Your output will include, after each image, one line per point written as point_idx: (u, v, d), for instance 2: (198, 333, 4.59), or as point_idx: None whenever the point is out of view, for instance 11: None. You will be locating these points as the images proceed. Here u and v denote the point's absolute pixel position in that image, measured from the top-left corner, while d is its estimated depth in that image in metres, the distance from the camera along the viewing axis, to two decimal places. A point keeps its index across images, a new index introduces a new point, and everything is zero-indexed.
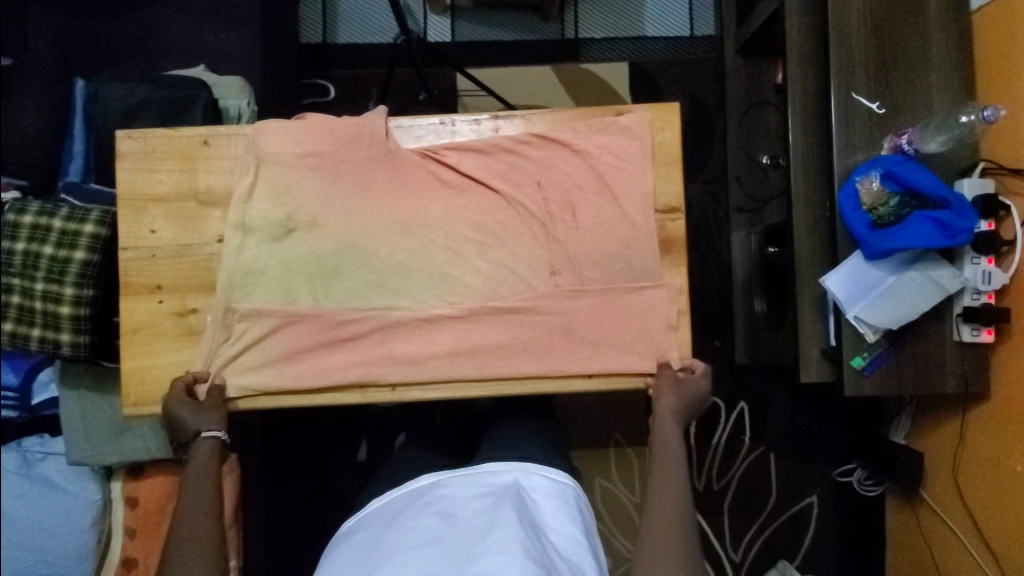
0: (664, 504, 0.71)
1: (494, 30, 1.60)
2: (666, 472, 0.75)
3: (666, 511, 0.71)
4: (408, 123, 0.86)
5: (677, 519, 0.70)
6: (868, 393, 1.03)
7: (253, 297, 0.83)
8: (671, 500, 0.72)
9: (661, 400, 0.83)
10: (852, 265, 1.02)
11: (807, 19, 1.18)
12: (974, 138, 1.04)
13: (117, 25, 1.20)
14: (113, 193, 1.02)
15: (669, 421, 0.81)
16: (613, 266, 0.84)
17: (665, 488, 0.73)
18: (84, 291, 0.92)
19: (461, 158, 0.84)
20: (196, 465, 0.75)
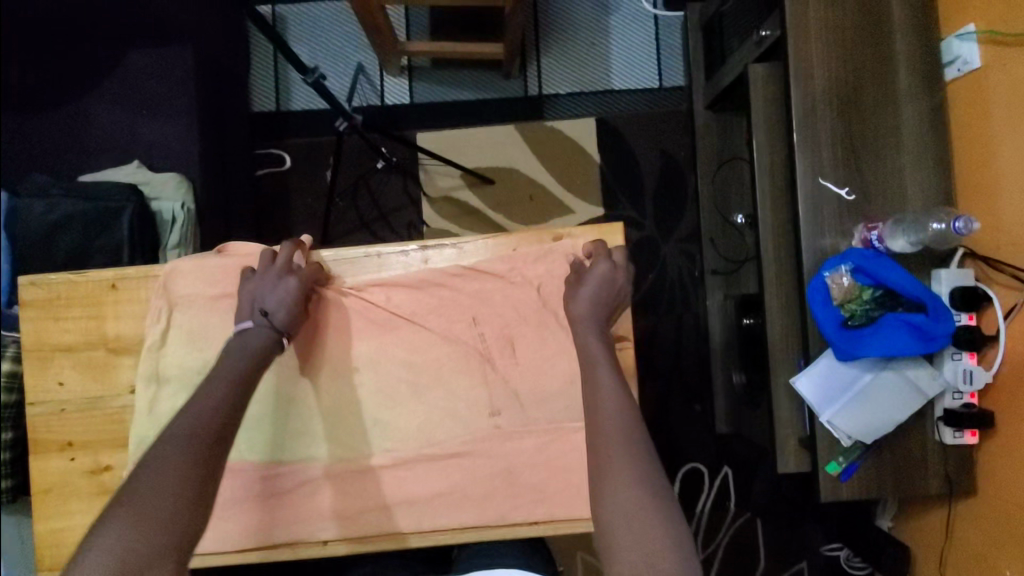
0: (636, 516, 0.55)
1: (454, 90, 1.54)
2: (622, 469, 0.58)
3: (642, 529, 0.55)
4: (332, 257, 0.81)
5: (659, 527, 0.55)
6: (846, 498, 0.98)
7: None
8: (642, 510, 0.56)
9: (594, 369, 0.66)
10: (824, 366, 0.96)
11: (773, 87, 1.11)
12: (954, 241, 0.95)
13: (47, 121, 1.14)
14: None
15: (612, 392, 0.64)
16: (559, 405, 0.78)
17: (631, 490, 0.57)
18: (3, 434, 0.86)
19: (387, 293, 0.80)
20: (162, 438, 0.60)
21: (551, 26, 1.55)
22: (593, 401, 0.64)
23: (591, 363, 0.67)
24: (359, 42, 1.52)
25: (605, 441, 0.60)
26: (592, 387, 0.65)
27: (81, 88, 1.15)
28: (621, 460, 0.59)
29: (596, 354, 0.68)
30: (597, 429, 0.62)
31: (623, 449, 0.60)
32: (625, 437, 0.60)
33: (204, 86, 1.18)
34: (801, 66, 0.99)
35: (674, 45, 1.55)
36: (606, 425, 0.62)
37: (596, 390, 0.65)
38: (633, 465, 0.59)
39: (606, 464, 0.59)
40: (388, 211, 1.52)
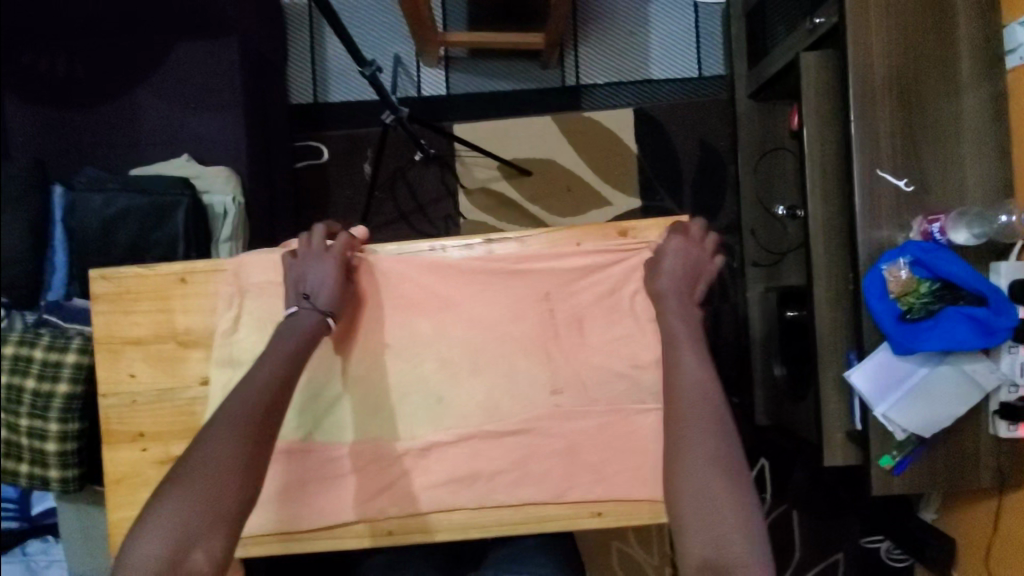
0: (711, 504, 0.57)
1: (490, 81, 1.53)
2: (701, 458, 0.59)
3: (716, 518, 0.56)
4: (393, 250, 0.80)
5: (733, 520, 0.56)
6: (897, 491, 0.97)
7: None
8: (719, 498, 0.57)
9: (679, 352, 0.67)
10: (879, 359, 0.95)
11: (825, 76, 1.09)
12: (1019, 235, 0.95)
13: (96, 115, 1.15)
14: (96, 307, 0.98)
15: (698, 379, 0.64)
16: (622, 393, 0.77)
17: (709, 478, 0.58)
18: (71, 425, 0.88)
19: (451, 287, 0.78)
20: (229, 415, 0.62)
21: (589, 15, 1.53)
22: (677, 383, 0.65)
23: (677, 347, 0.67)
24: (396, 32, 1.52)
25: (685, 423, 0.61)
26: (674, 372, 0.66)
27: (129, 82, 1.15)
28: (700, 447, 0.60)
29: (684, 337, 0.68)
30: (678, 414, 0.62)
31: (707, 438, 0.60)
32: (705, 425, 0.61)
33: (250, 80, 1.18)
34: (858, 55, 0.97)
35: (715, 34, 1.53)
36: (689, 411, 0.62)
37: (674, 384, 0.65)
38: (711, 455, 0.59)
39: (686, 448, 0.60)
40: (427, 202, 1.52)
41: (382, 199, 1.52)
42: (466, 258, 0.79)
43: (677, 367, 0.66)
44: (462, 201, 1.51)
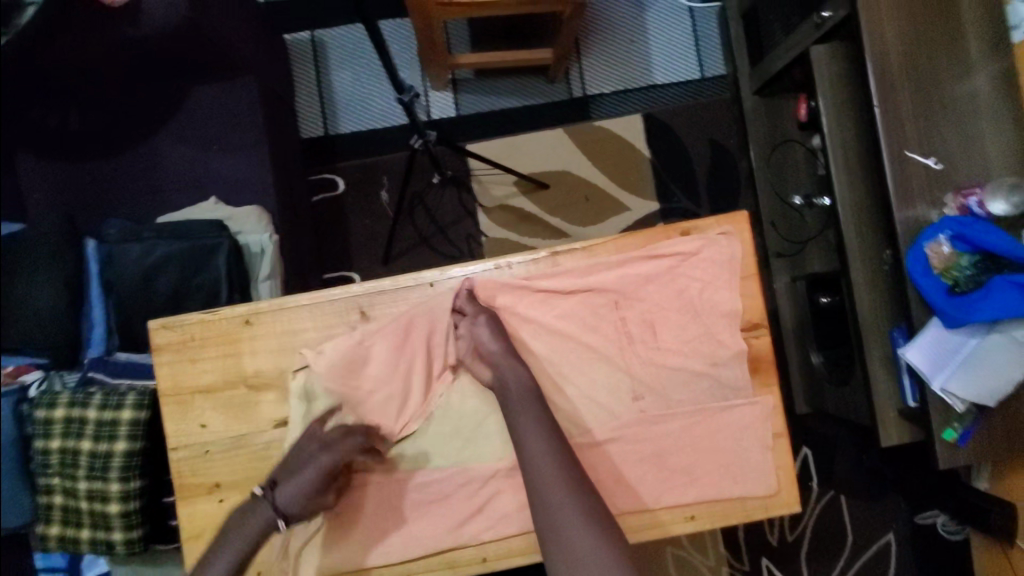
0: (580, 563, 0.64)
1: (498, 99, 1.54)
2: (572, 519, 0.66)
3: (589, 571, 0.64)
4: (439, 277, 0.78)
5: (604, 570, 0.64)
6: (963, 463, 0.98)
7: None
8: (595, 555, 0.64)
9: (512, 417, 0.71)
10: (931, 334, 0.97)
11: (838, 67, 1.12)
12: None
13: (117, 166, 1.14)
14: (148, 358, 0.98)
15: (541, 445, 0.69)
16: (702, 390, 0.77)
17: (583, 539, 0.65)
18: (134, 483, 0.87)
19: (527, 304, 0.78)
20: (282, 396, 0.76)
21: (588, 28, 1.56)
22: (525, 457, 0.69)
23: (514, 413, 0.71)
24: (400, 58, 1.53)
25: (542, 491, 0.67)
26: (519, 444, 0.70)
27: (149, 130, 1.14)
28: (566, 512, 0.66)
29: (518, 404, 0.71)
30: (535, 488, 0.68)
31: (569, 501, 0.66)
32: (564, 486, 0.67)
33: (270, 117, 1.18)
34: (874, 43, 1.00)
35: (712, 36, 1.57)
36: (545, 480, 0.67)
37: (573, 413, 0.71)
38: (580, 515, 0.66)
39: (557, 514, 0.66)
40: (445, 224, 1.51)
41: (402, 225, 1.51)
42: (532, 273, 0.79)
43: (519, 435, 0.70)
44: (482, 219, 1.51)
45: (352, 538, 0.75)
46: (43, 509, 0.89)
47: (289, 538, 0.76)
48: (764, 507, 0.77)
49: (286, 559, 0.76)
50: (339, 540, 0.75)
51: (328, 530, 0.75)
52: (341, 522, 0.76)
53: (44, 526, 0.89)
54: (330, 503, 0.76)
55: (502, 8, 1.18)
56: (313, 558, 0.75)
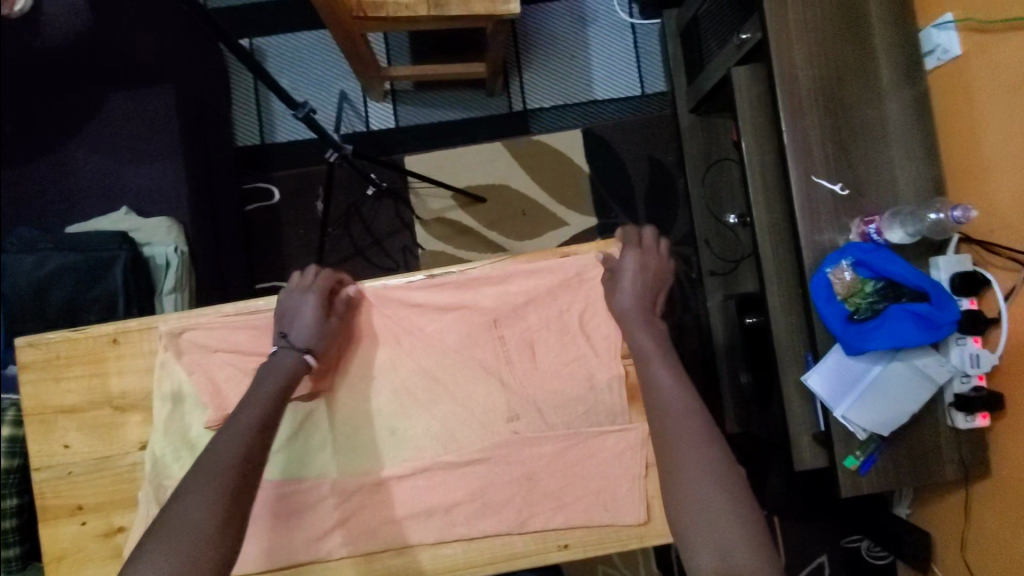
0: (711, 520, 0.58)
1: (438, 110, 1.54)
2: (699, 479, 0.60)
3: (723, 534, 0.57)
4: None
5: (735, 535, 0.57)
6: (866, 491, 0.97)
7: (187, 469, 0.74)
8: (712, 506, 0.58)
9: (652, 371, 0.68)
10: (832, 361, 0.97)
11: (758, 88, 1.12)
12: (943, 232, 0.95)
13: (29, 173, 1.13)
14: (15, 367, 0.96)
15: (682, 401, 0.65)
16: (579, 414, 0.76)
17: (713, 498, 0.59)
18: (8, 502, 0.84)
19: (639, 261, 0.74)
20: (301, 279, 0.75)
21: (531, 42, 1.56)
22: (661, 417, 0.65)
23: (655, 367, 0.68)
24: (339, 68, 1.52)
25: (676, 449, 0.62)
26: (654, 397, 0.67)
27: (62, 139, 1.13)
28: (691, 472, 0.60)
29: (645, 350, 0.70)
30: (671, 444, 0.63)
31: (707, 454, 0.61)
32: (697, 442, 0.62)
33: (187, 127, 1.16)
34: (785, 66, 1.00)
35: (654, 52, 1.57)
36: (674, 425, 0.64)
37: (651, 377, 0.68)
38: (699, 465, 0.61)
39: (679, 467, 0.61)
40: (381, 235, 1.51)
41: (336, 236, 1.50)
42: (412, 291, 0.77)
43: (659, 391, 0.66)
44: (418, 232, 1.51)
45: None
46: None
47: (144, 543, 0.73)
48: (638, 537, 0.76)
49: None
50: None
51: None
52: None
53: None
54: None
55: (424, 23, 1.17)
56: None
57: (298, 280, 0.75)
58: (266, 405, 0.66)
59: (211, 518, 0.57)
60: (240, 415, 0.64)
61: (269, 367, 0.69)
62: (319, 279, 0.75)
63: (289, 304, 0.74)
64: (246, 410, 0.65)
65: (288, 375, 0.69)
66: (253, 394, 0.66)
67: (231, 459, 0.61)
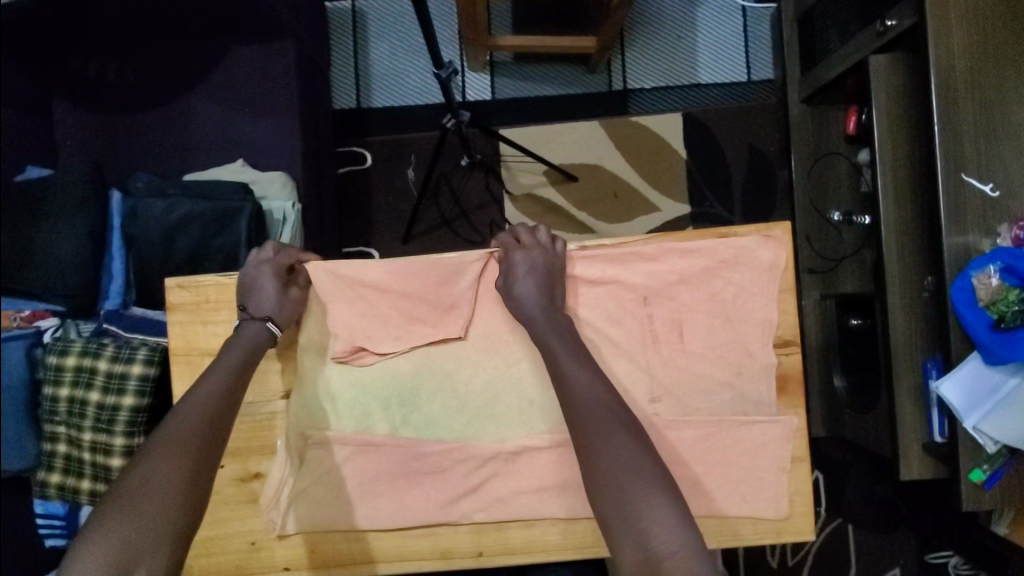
0: (634, 510, 0.57)
1: (536, 84, 1.51)
2: (626, 476, 0.58)
3: (643, 522, 0.56)
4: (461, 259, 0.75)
5: (671, 533, 0.55)
6: (988, 507, 0.94)
7: (328, 421, 0.74)
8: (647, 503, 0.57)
9: (562, 368, 0.66)
10: (968, 370, 0.93)
11: (899, 78, 1.06)
12: None
13: (149, 120, 1.14)
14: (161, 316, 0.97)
15: (595, 396, 0.64)
16: (724, 401, 0.74)
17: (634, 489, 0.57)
18: (137, 440, 0.86)
19: (530, 260, 0.71)
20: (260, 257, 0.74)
21: (636, 20, 1.52)
22: (576, 415, 0.63)
23: (565, 365, 0.66)
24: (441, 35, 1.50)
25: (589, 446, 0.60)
26: (568, 397, 0.64)
27: (183, 87, 1.13)
28: (613, 470, 0.59)
29: (560, 345, 0.68)
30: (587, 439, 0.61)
31: (631, 456, 0.59)
32: (619, 441, 0.60)
33: (303, 83, 1.15)
34: (940, 57, 0.95)
35: (764, 38, 1.51)
36: (591, 424, 0.62)
37: (565, 376, 0.65)
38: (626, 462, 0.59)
39: (603, 465, 0.59)
40: (470, 208, 1.49)
41: (425, 206, 1.49)
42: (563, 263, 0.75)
43: (571, 387, 0.64)
44: (507, 207, 1.49)
45: (344, 517, 0.73)
46: (46, 456, 0.90)
47: (281, 489, 0.74)
48: (775, 531, 0.74)
49: (275, 508, 0.74)
50: (331, 515, 0.73)
51: (322, 505, 0.73)
52: (328, 483, 0.74)
53: (46, 472, 0.90)
54: (325, 477, 0.74)
55: None
56: (298, 516, 0.73)
57: (258, 258, 0.74)
58: (229, 377, 0.67)
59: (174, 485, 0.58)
60: (199, 390, 0.65)
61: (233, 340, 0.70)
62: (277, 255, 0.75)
63: (247, 280, 0.73)
64: (203, 385, 0.66)
65: (250, 347, 0.70)
66: (215, 368, 0.67)
67: (194, 428, 0.62)
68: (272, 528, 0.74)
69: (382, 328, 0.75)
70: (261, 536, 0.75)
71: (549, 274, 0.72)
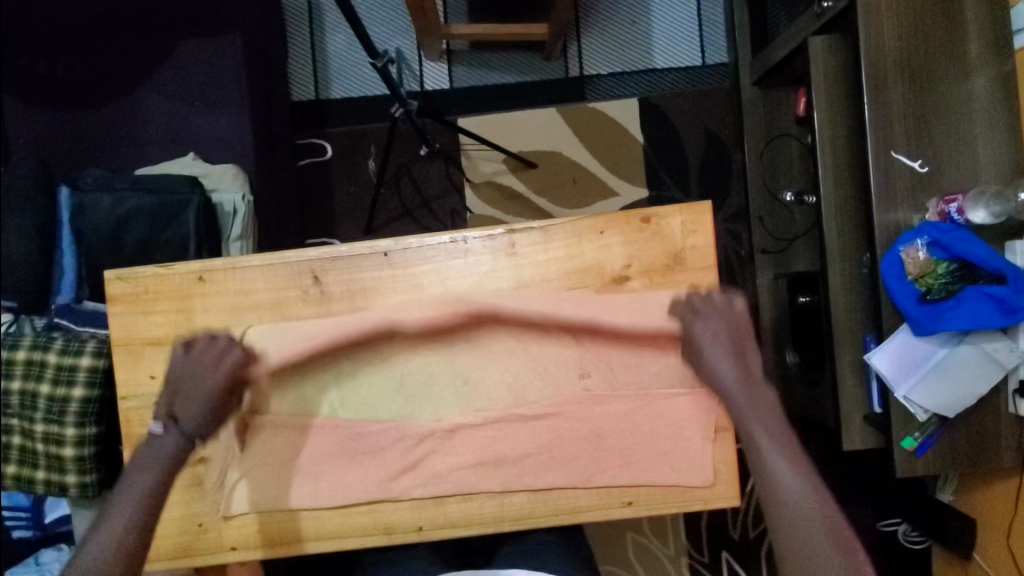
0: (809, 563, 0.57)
1: (494, 73, 1.52)
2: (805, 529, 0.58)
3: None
4: (392, 246, 0.76)
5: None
6: (921, 472, 0.98)
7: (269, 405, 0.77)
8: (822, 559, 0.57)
9: (751, 429, 0.65)
10: (899, 341, 0.96)
11: (837, 60, 1.09)
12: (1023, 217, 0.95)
13: (99, 116, 1.14)
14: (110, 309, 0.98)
15: (792, 464, 0.62)
16: (650, 375, 0.76)
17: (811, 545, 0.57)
18: (88, 429, 0.87)
19: (711, 328, 0.70)
20: (202, 352, 0.70)
21: (591, 6, 1.53)
22: (762, 473, 0.62)
23: (755, 432, 0.64)
24: (397, 26, 1.51)
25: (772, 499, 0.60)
26: (754, 460, 0.63)
27: (131, 83, 1.14)
28: (797, 527, 0.58)
29: (750, 409, 0.66)
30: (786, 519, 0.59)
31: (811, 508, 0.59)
32: (803, 493, 0.60)
33: (254, 77, 1.16)
34: (870, 39, 0.97)
35: (717, 22, 1.53)
36: (779, 473, 0.61)
37: (753, 437, 0.64)
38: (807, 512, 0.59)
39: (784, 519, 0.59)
40: (431, 197, 1.51)
41: (386, 195, 1.51)
42: (491, 246, 0.76)
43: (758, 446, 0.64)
44: (469, 196, 1.50)
45: (287, 497, 0.76)
46: (2, 447, 0.92)
47: (224, 471, 0.76)
48: (703, 499, 0.77)
49: (219, 490, 0.76)
50: (275, 496, 0.76)
51: (265, 486, 0.76)
52: (273, 463, 0.76)
53: (3, 463, 0.91)
54: (270, 458, 0.76)
55: None
56: (246, 495, 0.76)
57: (197, 350, 0.70)
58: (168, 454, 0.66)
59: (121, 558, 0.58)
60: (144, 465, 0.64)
61: (148, 454, 0.66)
62: (223, 355, 0.70)
63: (180, 381, 0.68)
64: (147, 456, 0.65)
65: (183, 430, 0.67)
66: (160, 438, 0.66)
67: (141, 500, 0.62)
68: (218, 509, 0.77)
69: (316, 315, 0.77)
70: (207, 518, 0.77)
71: (736, 340, 0.69)
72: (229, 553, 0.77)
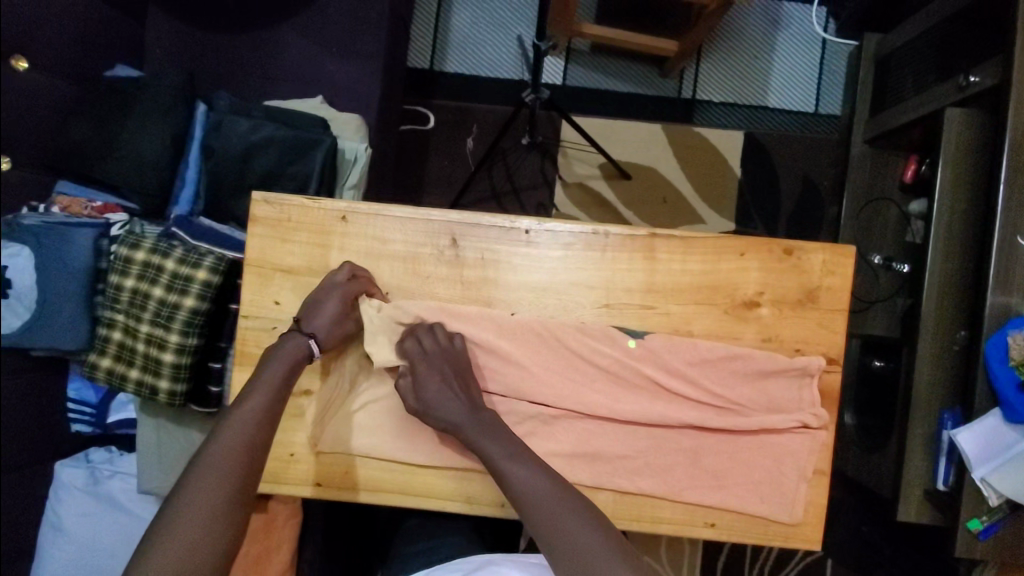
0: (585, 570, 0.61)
1: (608, 79, 1.53)
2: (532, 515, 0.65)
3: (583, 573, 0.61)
4: (534, 226, 0.77)
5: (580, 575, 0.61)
6: (978, 556, 0.97)
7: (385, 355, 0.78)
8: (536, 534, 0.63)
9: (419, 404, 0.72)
10: (988, 423, 0.96)
11: (970, 134, 1.08)
12: None
13: (239, 43, 1.17)
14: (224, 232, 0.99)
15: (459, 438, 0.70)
16: (761, 405, 0.76)
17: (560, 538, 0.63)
18: (191, 340, 0.90)
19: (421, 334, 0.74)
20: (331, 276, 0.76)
21: (718, 33, 1.54)
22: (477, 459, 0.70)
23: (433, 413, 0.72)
24: (524, 15, 1.53)
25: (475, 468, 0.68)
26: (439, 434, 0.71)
27: (276, 18, 1.16)
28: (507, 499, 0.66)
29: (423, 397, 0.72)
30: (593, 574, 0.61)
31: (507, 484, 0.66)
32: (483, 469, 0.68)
33: (393, 35, 1.18)
34: (1017, 121, 0.96)
35: (837, 74, 1.53)
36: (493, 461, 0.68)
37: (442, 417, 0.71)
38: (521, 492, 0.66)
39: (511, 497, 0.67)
40: (521, 186, 1.51)
41: (478, 176, 1.52)
42: (630, 246, 0.77)
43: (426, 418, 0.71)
44: (559, 192, 1.51)
45: (383, 445, 0.77)
46: (100, 339, 0.93)
47: (327, 408, 0.78)
48: (784, 536, 0.77)
49: (318, 425, 0.78)
50: (372, 442, 0.77)
51: (363, 431, 0.77)
52: (380, 409, 0.78)
53: (97, 356, 0.93)
54: (378, 404, 0.78)
55: None
56: (345, 435, 0.77)
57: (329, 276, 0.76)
58: (255, 420, 0.67)
59: (203, 555, 0.59)
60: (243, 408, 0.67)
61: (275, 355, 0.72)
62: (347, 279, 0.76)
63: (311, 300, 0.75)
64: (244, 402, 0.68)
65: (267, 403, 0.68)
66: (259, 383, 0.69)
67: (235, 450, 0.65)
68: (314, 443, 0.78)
69: (448, 276, 0.78)
70: (298, 449, 0.78)
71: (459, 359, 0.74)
72: (311, 488, 0.78)
